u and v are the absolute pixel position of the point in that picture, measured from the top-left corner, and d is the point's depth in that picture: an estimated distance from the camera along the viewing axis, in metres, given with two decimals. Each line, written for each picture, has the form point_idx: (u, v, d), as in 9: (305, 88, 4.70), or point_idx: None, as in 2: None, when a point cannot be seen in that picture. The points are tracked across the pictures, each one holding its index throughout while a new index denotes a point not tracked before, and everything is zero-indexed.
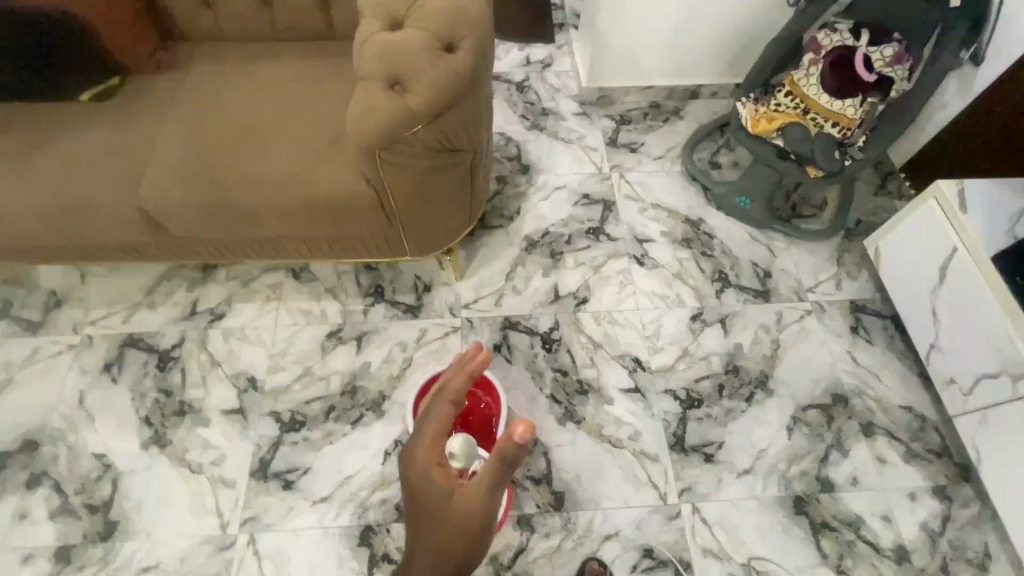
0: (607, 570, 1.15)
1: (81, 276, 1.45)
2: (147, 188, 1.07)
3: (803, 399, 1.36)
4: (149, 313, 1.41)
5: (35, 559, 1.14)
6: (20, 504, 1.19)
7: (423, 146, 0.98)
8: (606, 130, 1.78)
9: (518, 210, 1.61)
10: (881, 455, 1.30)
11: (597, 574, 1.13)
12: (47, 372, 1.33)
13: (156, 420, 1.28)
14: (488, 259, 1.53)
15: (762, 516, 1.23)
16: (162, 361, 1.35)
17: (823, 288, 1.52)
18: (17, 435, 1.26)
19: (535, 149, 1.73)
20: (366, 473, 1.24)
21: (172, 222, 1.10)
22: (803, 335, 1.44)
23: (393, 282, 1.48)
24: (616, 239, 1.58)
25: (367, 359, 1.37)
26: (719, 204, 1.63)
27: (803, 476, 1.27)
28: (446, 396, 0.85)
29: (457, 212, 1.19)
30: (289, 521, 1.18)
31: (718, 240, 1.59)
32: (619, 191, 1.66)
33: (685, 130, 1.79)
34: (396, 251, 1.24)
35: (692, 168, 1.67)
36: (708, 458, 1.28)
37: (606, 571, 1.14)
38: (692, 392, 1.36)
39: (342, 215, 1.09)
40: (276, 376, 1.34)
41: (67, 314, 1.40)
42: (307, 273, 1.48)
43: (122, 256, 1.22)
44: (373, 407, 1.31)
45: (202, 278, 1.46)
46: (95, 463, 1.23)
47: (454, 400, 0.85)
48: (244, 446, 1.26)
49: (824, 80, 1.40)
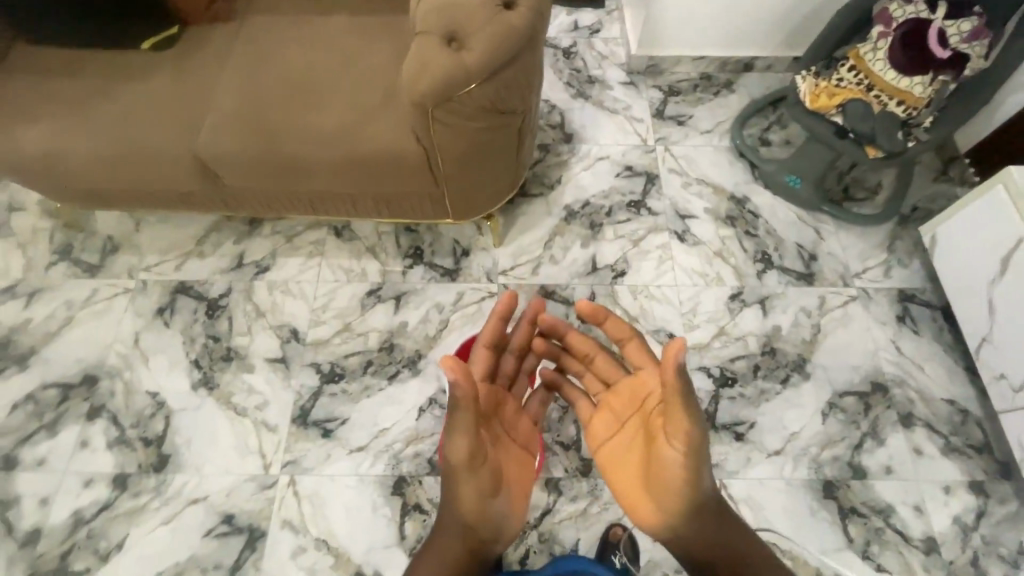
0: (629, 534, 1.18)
1: (136, 223, 1.51)
2: (204, 136, 1.10)
3: (841, 385, 1.33)
4: (199, 262, 1.46)
5: (94, 483, 1.22)
6: (81, 433, 1.27)
7: (475, 107, 0.98)
8: (653, 101, 1.73)
9: (559, 179, 1.60)
10: (918, 446, 1.27)
11: (621, 538, 1.17)
12: (105, 312, 1.40)
13: (205, 364, 1.34)
14: (527, 227, 1.53)
15: (789, 496, 1.23)
16: (211, 309, 1.40)
17: (870, 274, 1.47)
18: (79, 368, 1.34)
19: (579, 118, 1.70)
20: (401, 427, 1.28)
21: (226, 171, 1.12)
22: (846, 321, 1.41)
23: (432, 245, 1.49)
24: (657, 213, 1.55)
25: (404, 318, 1.40)
26: (767, 182, 1.58)
27: (834, 461, 1.26)
28: (484, 341, 0.98)
29: (501, 175, 1.19)
30: (327, 467, 1.24)
31: (764, 219, 1.55)
32: (663, 164, 1.63)
33: (736, 104, 1.73)
34: (439, 212, 1.25)
35: (741, 144, 1.62)
36: (739, 436, 1.28)
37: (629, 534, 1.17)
38: (726, 370, 1.35)
39: (390, 173, 1.10)
40: (317, 330, 1.38)
41: (123, 259, 1.47)
42: (348, 231, 1.51)
43: (177, 203, 1.26)
44: (409, 365, 1.35)
45: (248, 231, 1.50)
46: (149, 400, 1.30)
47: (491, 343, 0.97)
48: (286, 393, 1.31)
49: (891, 56, 1.30)
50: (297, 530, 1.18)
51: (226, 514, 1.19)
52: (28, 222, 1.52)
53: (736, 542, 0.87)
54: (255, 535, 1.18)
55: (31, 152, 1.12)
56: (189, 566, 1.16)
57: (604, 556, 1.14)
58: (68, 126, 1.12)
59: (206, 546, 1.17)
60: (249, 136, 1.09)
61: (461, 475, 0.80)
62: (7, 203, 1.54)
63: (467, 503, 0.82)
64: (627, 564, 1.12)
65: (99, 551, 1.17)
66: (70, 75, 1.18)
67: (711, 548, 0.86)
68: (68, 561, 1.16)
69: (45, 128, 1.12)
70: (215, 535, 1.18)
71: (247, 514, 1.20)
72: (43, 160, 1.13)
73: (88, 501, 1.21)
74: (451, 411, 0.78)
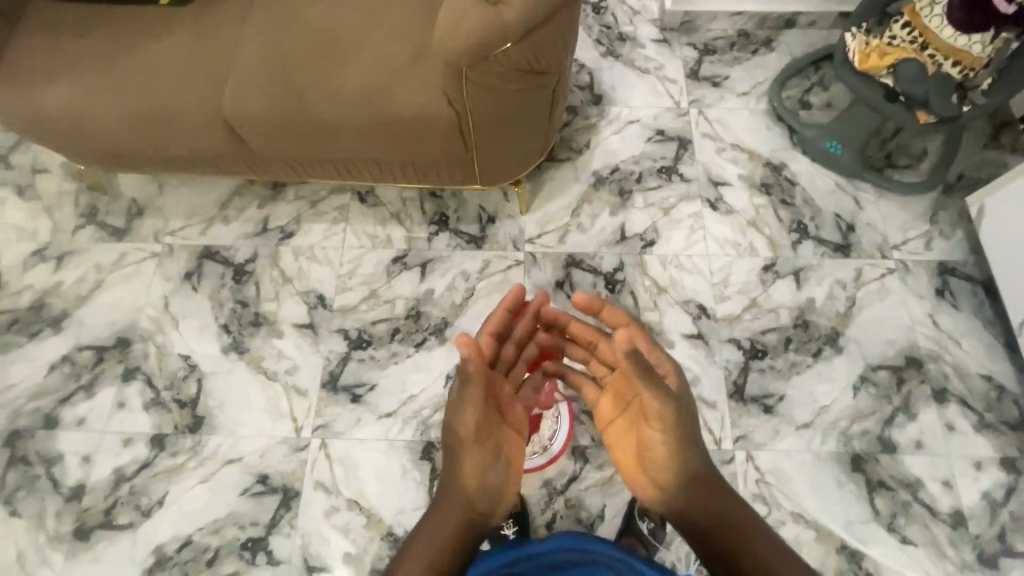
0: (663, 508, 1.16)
1: (159, 187, 1.50)
2: (229, 98, 1.07)
3: (874, 359, 1.31)
4: (224, 227, 1.45)
5: (133, 443, 1.25)
6: (118, 394, 1.30)
7: (511, 67, 0.93)
8: (687, 60, 1.64)
9: (588, 144, 1.54)
10: (950, 422, 1.26)
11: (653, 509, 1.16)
12: (134, 276, 1.41)
13: (234, 328, 1.35)
14: (554, 193, 1.49)
15: (817, 469, 1.23)
16: (238, 274, 1.40)
17: (911, 246, 1.42)
18: (111, 331, 1.35)
19: (609, 78, 1.62)
20: (429, 394, 1.29)
21: (252, 134, 1.10)
22: (883, 295, 1.37)
23: (457, 211, 1.46)
24: (689, 180, 1.50)
25: (430, 286, 1.39)
26: (806, 148, 1.52)
27: (864, 435, 1.25)
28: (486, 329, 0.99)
29: (531, 140, 1.15)
30: (357, 431, 1.26)
31: (801, 187, 1.49)
32: (696, 128, 1.56)
33: (775, 64, 1.64)
34: (467, 178, 1.22)
35: (779, 107, 1.55)
36: (768, 409, 1.27)
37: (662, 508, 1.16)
38: (756, 343, 1.33)
39: (419, 137, 1.07)
40: (344, 296, 1.38)
41: (149, 223, 1.46)
42: (372, 197, 1.48)
43: (202, 168, 1.25)
44: (436, 332, 1.35)
45: (272, 195, 1.48)
46: (182, 363, 1.32)
47: (493, 331, 0.99)
48: (315, 359, 1.32)
49: (951, 11, 1.21)
50: (330, 491, 1.21)
51: (261, 475, 1.23)
52: (52, 185, 1.51)
53: (727, 512, 0.82)
54: (290, 495, 1.21)
55: (56, 113, 1.10)
56: (228, 523, 1.19)
57: (631, 522, 1.15)
58: (91, 85, 1.09)
59: (243, 504, 1.21)
60: (274, 97, 1.05)
61: (464, 442, 0.85)
62: (31, 165, 1.53)
63: (465, 473, 0.84)
64: (654, 530, 1.14)
65: (141, 507, 1.21)
66: (88, 31, 1.14)
67: (700, 521, 0.82)
68: (112, 516, 1.20)
69: (68, 87, 1.09)
70: (251, 494, 1.21)
71: (281, 475, 1.23)
72: (68, 120, 1.11)
73: (128, 459, 1.24)
74: (465, 383, 0.84)
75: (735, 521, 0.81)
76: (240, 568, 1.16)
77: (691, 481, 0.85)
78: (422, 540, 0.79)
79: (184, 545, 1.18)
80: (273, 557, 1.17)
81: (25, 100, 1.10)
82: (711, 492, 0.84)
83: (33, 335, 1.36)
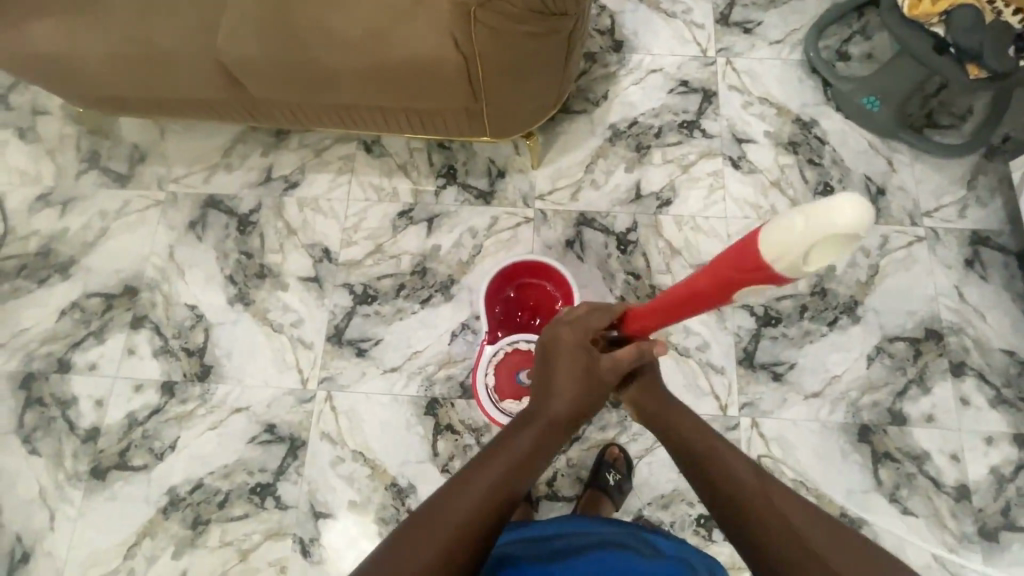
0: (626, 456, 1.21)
1: (161, 132, 1.45)
2: (223, 36, 1.00)
3: (892, 330, 1.27)
4: (227, 175, 1.41)
5: (144, 389, 1.28)
6: (127, 341, 1.31)
7: (524, 8, 0.86)
8: (718, 3, 1.51)
9: (605, 95, 1.45)
10: (965, 397, 1.23)
11: (617, 458, 1.20)
12: (139, 224, 1.39)
13: (240, 280, 1.34)
14: (567, 147, 1.42)
15: (822, 437, 1.22)
16: (242, 225, 1.38)
17: (943, 213, 1.34)
18: (119, 279, 1.35)
19: (632, 22, 1.51)
20: (433, 351, 1.29)
21: (250, 77, 1.04)
22: (908, 263, 1.31)
23: (465, 164, 1.41)
24: (711, 136, 1.42)
25: (437, 242, 1.36)
26: (840, 103, 1.42)
27: (873, 406, 1.23)
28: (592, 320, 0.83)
29: (544, 89, 1.08)
30: (361, 385, 1.27)
31: (831, 146, 1.40)
32: (723, 80, 1.46)
33: (814, 9, 1.51)
34: (475, 130, 1.16)
35: (814, 58, 1.43)
36: (777, 376, 1.25)
37: (626, 456, 1.20)
38: (771, 310, 1.29)
39: (425, 85, 1.00)
40: (349, 250, 1.35)
41: (151, 170, 1.43)
42: (378, 147, 1.42)
43: (200, 113, 1.19)
44: (441, 290, 1.32)
45: (276, 143, 1.43)
46: (188, 313, 1.32)
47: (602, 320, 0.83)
48: (320, 312, 1.32)
49: None
50: (335, 442, 1.24)
51: (269, 424, 1.25)
52: (53, 128, 1.47)
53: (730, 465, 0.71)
54: (297, 445, 1.24)
55: (43, 50, 1.04)
56: (237, 469, 1.23)
57: (599, 474, 1.17)
58: (77, 19, 1.02)
59: (252, 451, 1.23)
60: (270, 36, 0.98)
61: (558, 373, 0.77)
62: (30, 106, 1.49)
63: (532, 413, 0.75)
64: (619, 483, 1.17)
65: (154, 450, 1.24)
66: None
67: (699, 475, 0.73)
68: (127, 458, 1.24)
69: (49, 20, 1.02)
70: (259, 442, 1.24)
71: (288, 425, 1.25)
72: (58, 58, 1.05)
73: (139, 405, 1.27)
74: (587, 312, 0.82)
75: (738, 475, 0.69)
76: (250, 511, 1.20)
77: (687, 433, 0.78)
78: (483, 467, 0.66)
79: (195, 488, 1.22)
80: (281, 502, 1.21)
81: (7, 34, 1.03)
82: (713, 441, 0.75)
83: (42, 280, 1.36)
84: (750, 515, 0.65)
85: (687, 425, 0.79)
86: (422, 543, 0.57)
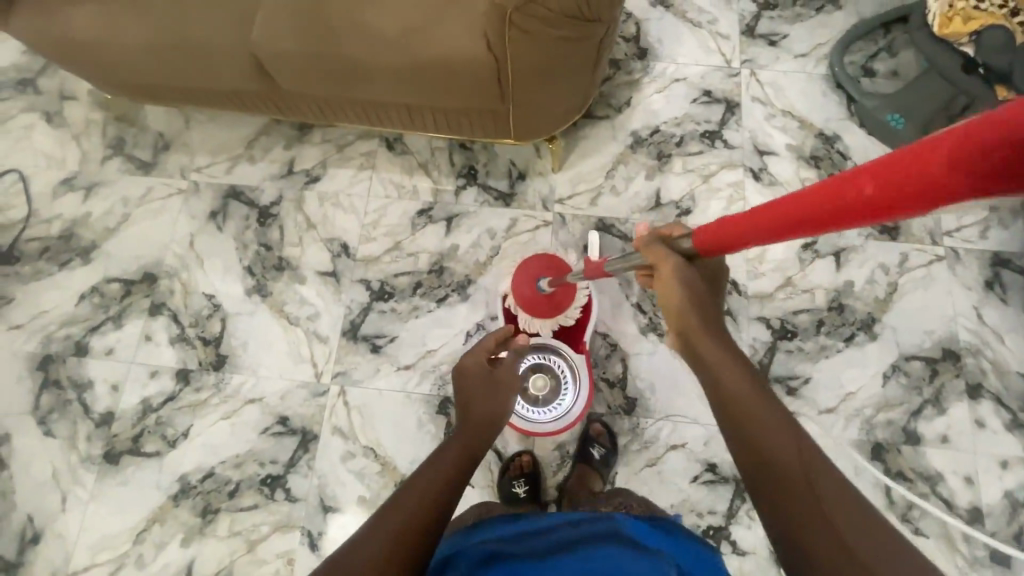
0: (611, 431, 1.22)
1: (186, 121, 1.47)
2: (258, 30, 1.01)
3: (909, 349, 1.26)
4: (249, 167, 1.42)
5: (159, 375, 1.29)
6: (145, 328, 1.32)
7: (561, 12, 0.86)
8: (744, 15, 1.51)
9: (628, 102, 1.45)
10: (980, 419, 1.22)
11: (602, 433, 1.21)
12: (161, 212, 1.40)
13: (258, 271, 1.35)
14: (588, 153, 1.42)
15: (835, 454, 1.21)
16: (262, 217, 1.39)
17: (964, 233, 1.33)
18: (138, 266, 1.36)
19: (657, 31, 1.51)
20: (448, 350, 1.29)
21: (282, 72, 1.05)
22: (927, 283, 1.30)
23: (486, 165, 1.41)
24: (733, 146, 1.42)
25: (455, 242, 1.36)
26: (863, 119, 1.41)
27: (888, 425, 1.22)
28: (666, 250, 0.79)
29: (572, 94, 1.09)
30: (375, 381, 1.27)
31: (853, 162, 1.40)
32: (747, 91, 1.46)
33: (840, 23, 1.50)
34: (500, 131, 1.17)
35: (840, 72, 1.43)
36: (791, 390, 1.25)
37: (609, 429, 1.21)
38: (787, 323, 1.29)
39: (454, 84, 1.00)
40: (367, 246, 1.36)
41: (175, 158, 1.44)
42: (401, 144, 1.43)
43: (228, 104, 1.21)
44: (458, 289, 1.33)
45: (299, 136, 1.44)
46: (206, 302, 1.33)
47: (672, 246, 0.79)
48: (337, 307, 1.32)
49: None
50: (346, 437, 1.24)
51: (281, 416, 1.25)
52: (80, 113, 1.49)
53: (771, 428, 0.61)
54: (308, 438, 1.24)
55: (79, 38, 1.05)
56: (248, 459, 1.23)
57: (583, 448, 1.20)
58: (112, 8, 1.03)
59: (263, 442, 1.24)
60: (305, 31, 0.99)
61: (472, 388, 0.95)
62: (58, 91, 1.50)
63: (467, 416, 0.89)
64: (605, 456, 1.19)
65: (166, 437, 1.25)
66: None
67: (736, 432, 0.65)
68: (139, 443, 1.25)
69: (86, 8, 1.03)
70: (271, 433, 1.24)
71: (300, 417, 1.25)
72: (93, 46, 1.06)
73: (154, 392, 1.28)
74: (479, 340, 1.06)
75: (784, 447, 0.60)
76: (259, 502, 1.21)
77: (728, 384, 0.68)
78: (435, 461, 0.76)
79: (207, 476, 1.22)
80: (291, 495, 1.21)
81: (45, 21, 1.04)
82: (755, 396, 0.66)
83: (63, 264, 1.37)
84: (795, 500, 0.56)
85: (730, 373, 0.70)
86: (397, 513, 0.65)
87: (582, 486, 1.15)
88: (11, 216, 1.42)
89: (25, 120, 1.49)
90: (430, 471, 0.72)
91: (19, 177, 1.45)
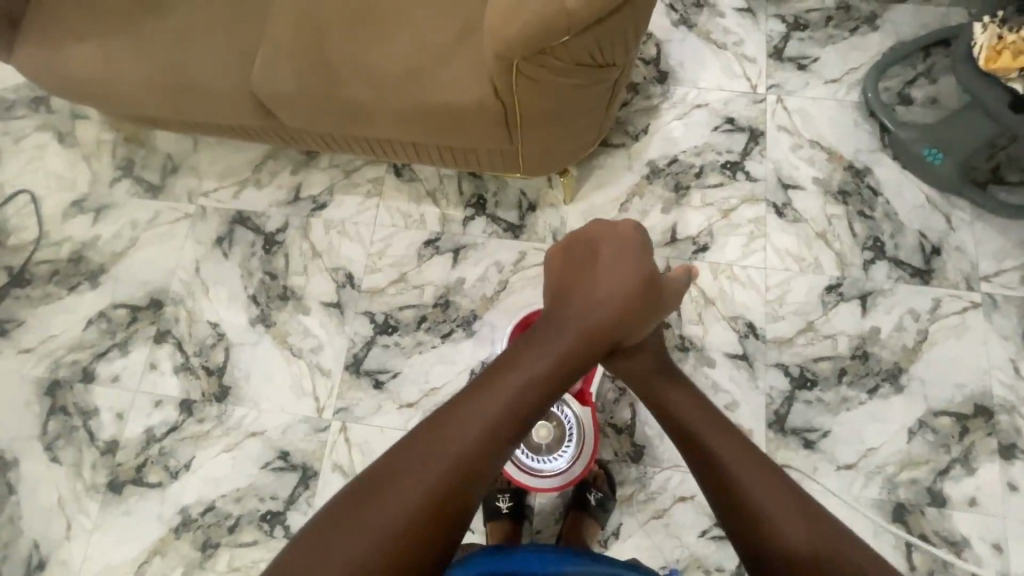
0: (608, 472, 1.17)
1: (194, 143, 1.45)
2: (260, 70, 0.99)
3: (939, 404, 1.19)
4: (256, 191, 1.40)
5: (163, 405, 1.28)
6: (150, 356, 1.32)
7: (571, 60, 0.81)
8: (772, 36, 1.43)
9: (646, 129, 1.39)
10: (1013, 481, 1.14)
11: (602, 477, 1.16)
12: (168, 237, 1.39)
13: (262, 300, 1.33)
14: (603, 183, 1.36)
15: (853, 513, 1.15)
16: (268, 244, 1.37)
17: (1004, 279, 1.25)
18: (145, 291, 1.36)
19: (679, 52, 1.43)
20: (452, 387, 1.26)
21: (284, 112, 1.02)
22: (961, 331, 1.22)
23: (495, 195, 1.37)
24: (755, 178, 1.35)
25: (461, 275, 1.32)
26: (897, 151, 1.33)
27: (911, 484, 1.16)
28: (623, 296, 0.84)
29: (583, 132, 1.04)
30: (377, 417, 1.25)
31: (884, 198, 1.31)
32: (772, 119, 1.38)
33: (876, 46, 1.41)
34: (510, 167, 1.10)
35: (873, 101, 1.34)
36: (808, 443, 1.19)
37: (606, 472, 1.17)
38: (807, 371, 1.23)
39: (457, 126, 0.95)
40: (373, 277, 1.33)
41: (182, 182, 1.43)
42: (408, 170, 1.39)
43: (232, 135, 1.18)
44: (464, 324, 1.29)
45: (306, 161, 1.41)
46: (210, 330, 1.32)
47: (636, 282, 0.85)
48: (340, 339, 1.30)
49: None
50: (346, 475, 1.22)
51: (282, 451, 1.24)
52: (90, 133, 1.48)
53: (731, 452, 0.77)
54: (308, 474, 1.23)
55: (83, 77, 1.04)
56: (249, 493, 1.22)
57: (581, 494, 1.16)
58: (118, 48, 1.02)
59: (264, 477, 1.23)
60: (307, 72, 0.96)
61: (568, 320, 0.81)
62: (70, 111, 1.50)
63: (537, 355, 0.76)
64: (602, 501, 1.14)
65: (169, 468, 1.25)
66: None
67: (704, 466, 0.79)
68: (142, 473, 1.25)
69: (94, 46, 1.03)
70: (272, 468, 1.23)
71: (301, 453, 1.24)
72: (97, 84, 1.05)
73: (158, 422, 1.28)
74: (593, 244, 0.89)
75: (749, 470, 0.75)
76: (258, 538, 1.20)
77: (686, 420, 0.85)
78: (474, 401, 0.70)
79: (207, 509, 1.22)
80: (290, 532, 1.20)
81: (54, 59, 1.04)
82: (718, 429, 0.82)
83: (72, 288, 1.38)
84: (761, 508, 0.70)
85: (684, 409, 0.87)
86: (420, 472, 0.63)
87: (578, 534, 1.12)
88: (23, 238, 1.42)
89: (37, 140, 1.49)
90: (450, 443, 0.65)
91: (31, 197, 1.45)
